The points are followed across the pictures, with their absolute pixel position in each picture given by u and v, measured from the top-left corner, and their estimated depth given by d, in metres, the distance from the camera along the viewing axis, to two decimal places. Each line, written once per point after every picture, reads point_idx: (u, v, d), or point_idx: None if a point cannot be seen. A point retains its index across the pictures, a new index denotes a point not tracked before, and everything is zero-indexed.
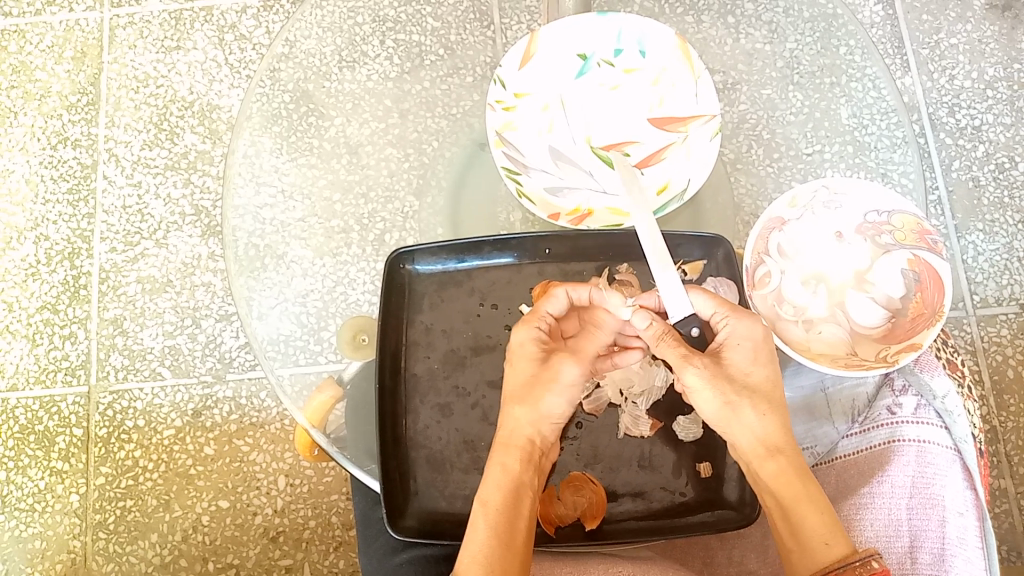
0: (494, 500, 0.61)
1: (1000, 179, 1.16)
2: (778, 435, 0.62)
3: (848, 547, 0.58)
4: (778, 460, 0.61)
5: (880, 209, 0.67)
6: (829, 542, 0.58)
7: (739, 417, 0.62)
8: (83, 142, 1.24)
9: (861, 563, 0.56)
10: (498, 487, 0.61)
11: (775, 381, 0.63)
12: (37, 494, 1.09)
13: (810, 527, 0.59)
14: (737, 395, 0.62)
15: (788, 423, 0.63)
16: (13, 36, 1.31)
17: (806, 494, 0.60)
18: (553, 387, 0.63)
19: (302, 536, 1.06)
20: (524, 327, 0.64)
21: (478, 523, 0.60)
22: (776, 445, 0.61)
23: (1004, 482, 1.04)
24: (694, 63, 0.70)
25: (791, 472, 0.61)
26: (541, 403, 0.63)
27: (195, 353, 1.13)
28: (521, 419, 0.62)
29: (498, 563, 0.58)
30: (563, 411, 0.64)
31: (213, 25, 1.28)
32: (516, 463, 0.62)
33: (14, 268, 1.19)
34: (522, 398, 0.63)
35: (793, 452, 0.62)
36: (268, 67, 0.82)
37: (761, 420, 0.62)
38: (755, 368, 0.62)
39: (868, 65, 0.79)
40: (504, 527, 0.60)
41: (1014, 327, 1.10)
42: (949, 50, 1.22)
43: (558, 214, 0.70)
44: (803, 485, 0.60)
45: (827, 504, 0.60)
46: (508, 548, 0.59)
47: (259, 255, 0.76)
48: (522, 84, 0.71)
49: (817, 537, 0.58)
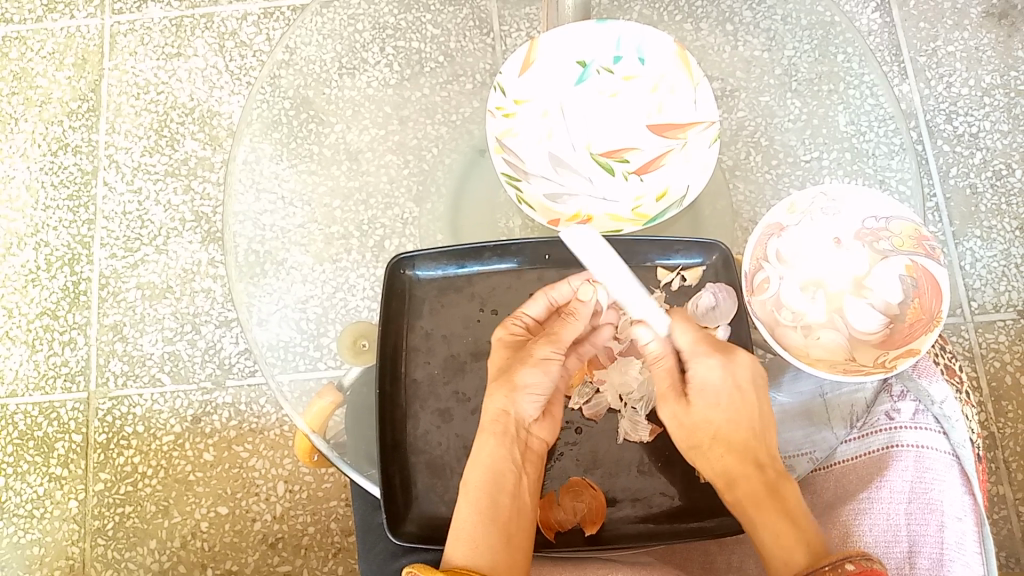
0: (476, 481, 0.64)
1: (997, 185, 1.17)
2: (736, 466, 0.65)
3: (806, 562, 0.61)
4: (737, 491, 0.64)
5: (877, 215, 0.67)
6: (787, 561, 0.62)
7: (703, 458, 0.64)
8: (83, 148, 1.25)
9: (836, 566, 0.58)
10: (482, 468, 0.64)
11: (740, 421, 0.67)
12: (36, 500, 1.09)
13: (768, 541, 0.63)
14: (698, 434, 0.66)
15: (750, 451, 0.66)
16: (14, 43, 1.32)
17: (762, 519, 0.63)
18: (529, 362, 0.66)
19: (301, 542, 1.06)
20: (500, 325, 0.67)
21: (462, 503, 0.63)
22: (734, 477, 0.64)
23: (1002, 488, 1.04)
24: (693, 70, 0.70)
25: (749, 499, 0.64)
26: (518, 378, 0.66)
27: (194, 359, 1.13)
28: (501, 393, 0.66)
29: (484, 541, 0.62)
30: (539, 384, 0.67)
31: (214, 32, 1.29)
32: (493, 441, 0.65)
33: (14, 274, 1.19)
34: (498, 377, 0.66)
35: (751, 474, 0.65)
36: (269, 75, 0.82)
37: (720, 456, 0.65)
38: (714, 415, 0.67)
39: (866, 73, 0.79)
40: (488, 505, 0.63)
41: (1012, 333, 1.10)
42: (947, 57, 1.23)
43: (558, 220, 0.70)
44: (758, 509, 0.63)
45: (783, 521, 0.63)
46: (493, 523, 0.63)
47: (259, 261, 0.76)
48: (522, 91, 0.72)
49: (777, 555, 0.62)
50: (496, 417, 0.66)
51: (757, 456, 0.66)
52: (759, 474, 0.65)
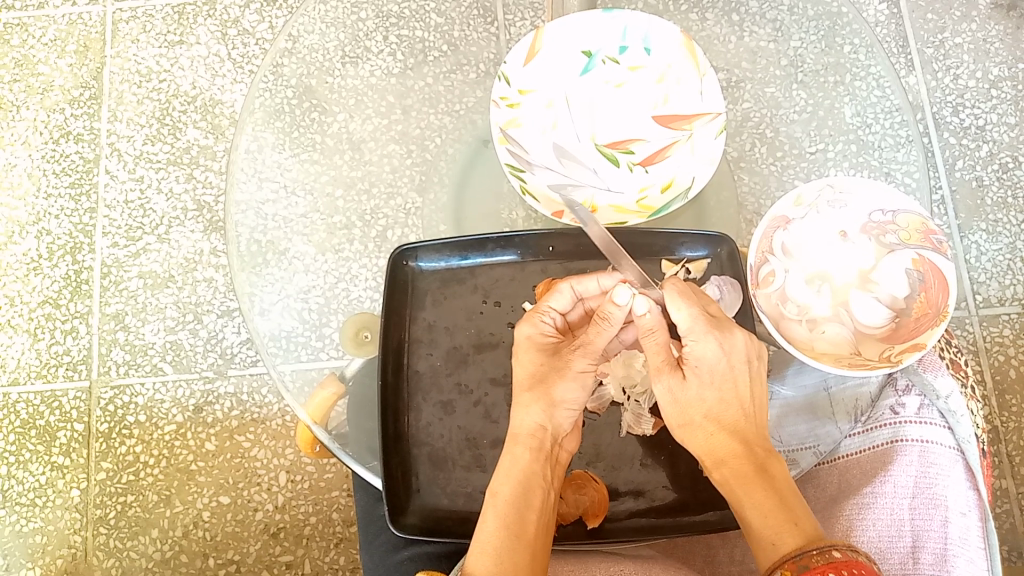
0: (504, 492, 0.60)
1: (1004, 179, 1.16)
2: (727, 446, 0.60)
3: (798, 543, 0.56)
4: (723, 470, 0.60)
5: (884, 209, 0.66)
6: (776, 541, 0.56)
7: (689, 434, 0.61)
8: (85, 136, 1.24)
9: (822, 553, 0.54)
10: (509, 481, 0.61)
11: (734, 400, 0.61)
12: (38, 489, 1.09)
13: (757, 525, 0.57)
14: (693, 415, 0.61)
15: (748, 434, 0.61)
16: (15, 30, 1.31)
17: (748, 498, 0.58)
18: (565, 374, 0.63)
19: (303, 532, 1.06)
20: (527, 321, 0.63)
21: (489, 516, 0.60)
22: (722, 456, 0.60)
23: (1005, 482, 1.04)
24: (699, 60, 0.69)
25: (736, 479, 0.59)
26: (554, 391, 0.62)
27: (196, 349, 1.13)
28: (538, 404, 0.62)
29: (509, 557, 0.58)
30: (577, 400, 0.63)
31: (216, 20, 1.28)
32: (525, 453, 0.62)
33: (15, 262, 1.19)
34: (535, 387, 0.62)
35: (748, 458, 0.60)
36: (271, 63, 0.81)
37: (709, 434, 0.61)
38: (708, 393, 0.61)
39: (872, 64, 0.79)
40: (513, 519, 0.59)
41: (1016, 328, 1.10)
42: (954, 49, 1.22)
43: (562, 212, 0.69)
44: (746, 488, 0.58)
45: (774, 504, 0.58)
46: (518, 539, 0.59)
47: (261, 250, 0.76)
48: (526, 81, 0.71)
49: (764, 537, 0.57)
50: (533, 432, 0.62)
51: (750, 436, 0.61)
52: (749, 454, 0.60)
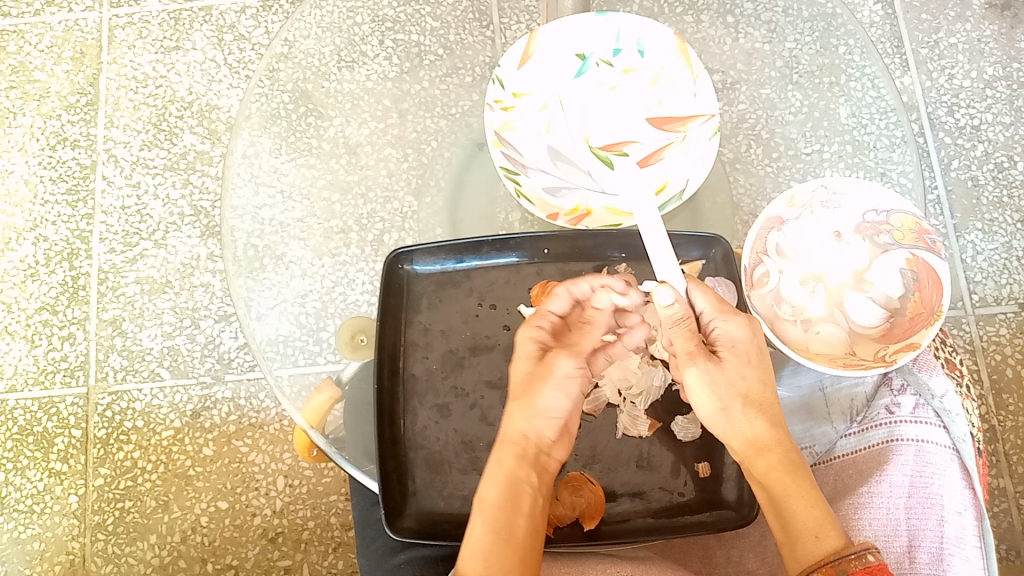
0: (491, 497, 0.60)
1: (999, 178, 1.16)
2: (768, 433, 0.60)
3: (839, 541, 0.57)
4: (767, 458, 0.60)
5: (878, 209, 0.67)
6: (819, 536, 0.57)
7: (733, 422, 0.60)
8: (82, 143, 1.24)
9: (859, 556, 0.55)
10: (497, 485, 0.60)
11: (767, 382, 0.61)
12: (36, 495, 1.09)
13: (801, 519, 0.58)
14: (732, 399, 0.60)
15: (778, 418, 0.61)
16: (11, 36, 1.31)
17: (795, 490, 0.59)
18: (548, 382, 0.62)
19: (301, 537, 1.06)
20: (527, 323, 0.64)
21: (476, 520, 0.59)
22: (765, 443, 0.60)
23: (1003, 481, 1.04)
24: (693, 62, 0.70)
25: (780, 469, 0.59)
26: (537, 399, 0.62)
27: (194, 354, 1.13)
28: (518, 411, 0.62)
29: (498, 559, 0.57)
30: (559, 408, 0.63)
31: (212, 26, 1.28)
32: (510, 459, 0.61)
33: (12, 269, 1.19)
34: (518, 395, 0.63)
35: (783, 449, 0.60)
36: (267, 68, 0.81)
37: (751, 421, 0.60)
38: (748, 372, 0.60)
39: (867, 65, 0.79)
40: (501, 524, 0.59)
41: (1013, 327, 1.10)
42: (949, 49, 1.22)
43: (557, 215, 0.70)
44: (790, 480, 0.59)
45: (816, 496, 0.59)
46: (508, 543, 0.58)
47: (258, 255, 0.76)
48: (521, 84, 0.71)
49: (808, 530, 0.57)
50: (516, 439, 0.62)
51: (785, 420, 0.62)
52: (790, 441, 0.60)
